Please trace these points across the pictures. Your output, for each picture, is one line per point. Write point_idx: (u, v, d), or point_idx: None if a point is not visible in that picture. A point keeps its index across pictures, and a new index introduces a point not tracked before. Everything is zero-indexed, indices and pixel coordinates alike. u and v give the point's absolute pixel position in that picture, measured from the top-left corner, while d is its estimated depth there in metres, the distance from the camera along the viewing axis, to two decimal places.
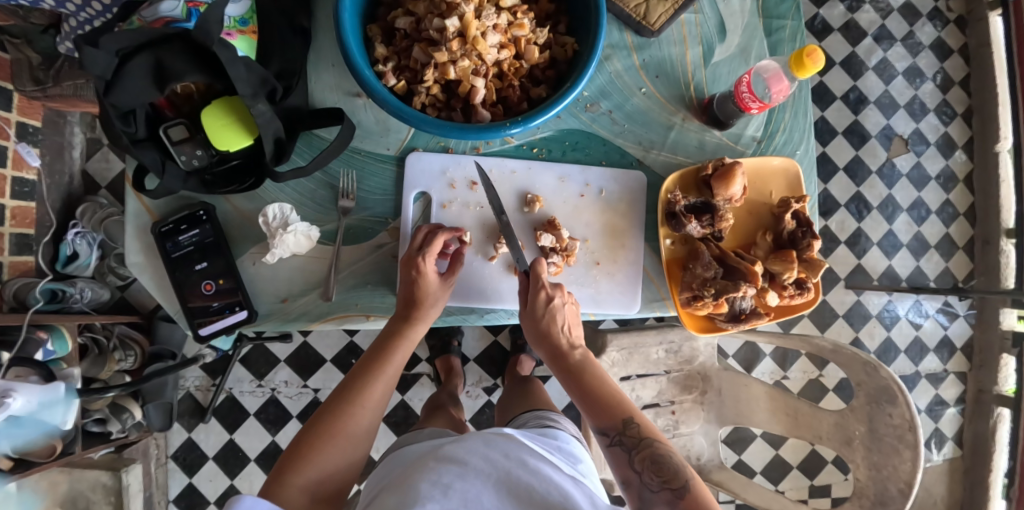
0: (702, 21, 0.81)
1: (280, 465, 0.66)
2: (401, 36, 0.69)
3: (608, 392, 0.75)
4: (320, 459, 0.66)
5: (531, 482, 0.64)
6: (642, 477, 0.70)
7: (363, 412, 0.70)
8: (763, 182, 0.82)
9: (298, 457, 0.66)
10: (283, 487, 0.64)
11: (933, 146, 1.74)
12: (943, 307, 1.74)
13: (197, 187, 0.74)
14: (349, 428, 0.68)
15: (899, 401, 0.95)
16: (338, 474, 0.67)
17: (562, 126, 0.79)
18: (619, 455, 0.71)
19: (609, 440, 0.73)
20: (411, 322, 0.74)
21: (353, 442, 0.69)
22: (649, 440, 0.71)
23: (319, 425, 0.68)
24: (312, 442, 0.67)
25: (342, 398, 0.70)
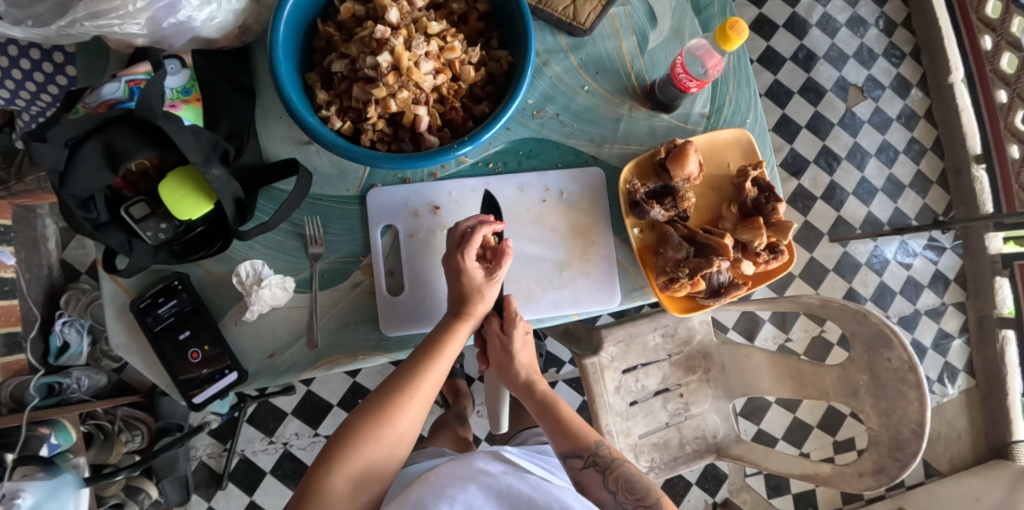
0: (631, 12, 0.83)
1: (333, 453, 0.68)
2: (339, 79, 0.71)
3: (574, 420, 0.81)
4: (372, 451, 0.69)
5: (532, 495, 0.65)
6: (616, 498, 0.74)
7: (413, 408, 0.71)
8: (718, 156, 0.83)
9: (347, 447, 0.68)
10: (329, 477, 0.67)
11: (889, 89, 1.77)
12: (929, 243, 1.74)
13: (167, 259, 0.75)
14: (398, 423, 0.70)
15: (895, 344, 0.96)
16: (382, 463, 0.70)
17: (513, 137, 0.79)
18: (591, 476, 0.76)
19: (581, 463, 0.77)
20: (463, 317, 0.75)
21: (402, 434, 0.71)
22: (619, 461, 0.77)
23: (372, 414, 0.70)
24: (362, 434, 0.69)
25: (393, 392, 0.71)
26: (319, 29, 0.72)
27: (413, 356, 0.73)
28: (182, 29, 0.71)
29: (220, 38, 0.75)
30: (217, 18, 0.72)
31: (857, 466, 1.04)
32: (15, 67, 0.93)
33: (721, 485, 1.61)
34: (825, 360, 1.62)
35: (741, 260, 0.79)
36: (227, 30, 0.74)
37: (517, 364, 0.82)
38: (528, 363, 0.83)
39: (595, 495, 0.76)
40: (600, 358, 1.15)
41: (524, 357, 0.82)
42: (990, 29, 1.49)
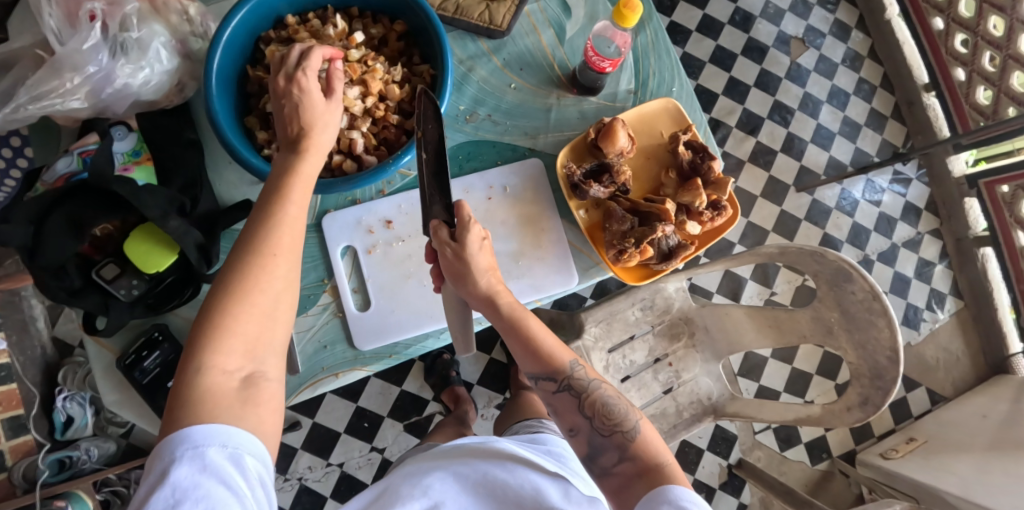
0: (544, 7, 0.87)
1: (200, 345, 0.55)
2: (275, 118, 0.75)
3: (546, 340, 0.74)
4: (247, 325, 0.57)
5: (504, 482, 0.72)
6: (590, 423, 0.72)
7: (278, 265, 0.59)
8: (650, 127, 0.87)
9: (211, 334, 0.55)
10: (204, 375, 0.54)
11: (830, 36, 1.80)
12: (895, 177, 1.77)
13: (144, 313, 0.78)
14: (267, 285, 0.58)
15: (856, 277, 1.00)
16: (263, 340, 0.58)
17: (450, 143, 0.83)
18: (565, 400, 0.73)
19: (555, 386, 0.73)
20: (303, 155, 0.64)
21: (276, 300, 0.59)
22: (595, 383, 0.74)
23: (227, 288, 0.56)
24: (225, 310, 0.56)
25: (244, 256, 0.58)
26: (251, 74, 0.76)
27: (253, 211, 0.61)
28: (121, 96, 0.75)
29: (160, 98, 0.78)
30: (153, 81, 0.75)
31: (845, 401, 1.07)
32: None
33: (733, 447, 1.62)
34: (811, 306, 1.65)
35: (686, 222, 0.82)
36: (164, 91, 0.77)
37: (477, 274, 0.72)
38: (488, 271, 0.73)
39: (569, 419, 0.73)
40: (583, 340, 1.18)
41: (483, 263, 0.73)
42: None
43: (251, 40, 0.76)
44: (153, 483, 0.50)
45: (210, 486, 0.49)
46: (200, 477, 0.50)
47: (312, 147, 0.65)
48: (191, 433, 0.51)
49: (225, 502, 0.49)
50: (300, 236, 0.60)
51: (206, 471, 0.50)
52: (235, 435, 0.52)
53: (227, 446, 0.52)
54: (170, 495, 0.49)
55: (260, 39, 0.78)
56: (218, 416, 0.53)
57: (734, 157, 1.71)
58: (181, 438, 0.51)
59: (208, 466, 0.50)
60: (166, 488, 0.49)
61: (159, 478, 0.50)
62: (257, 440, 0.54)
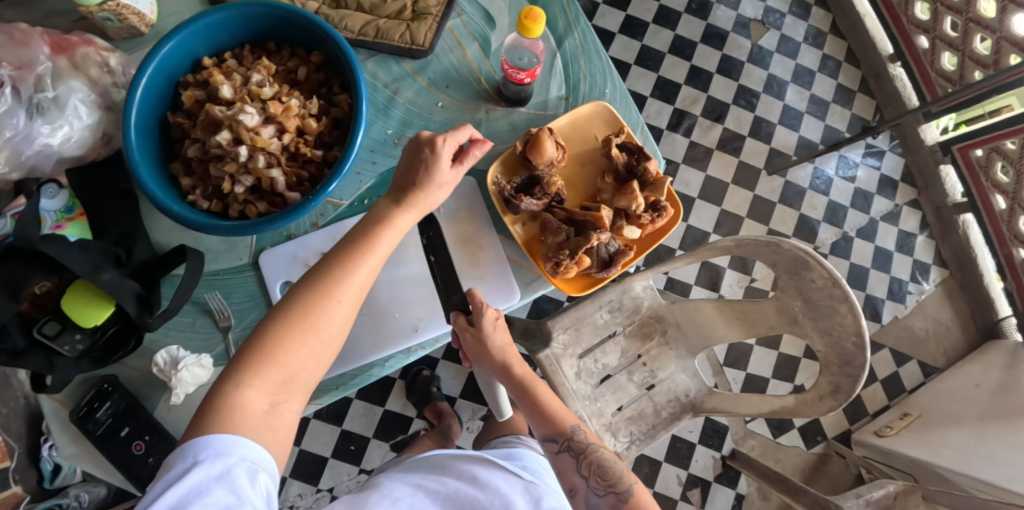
0: (467, 20, 0.86)
1: (249, 362, 0.60)
2: (197, 163, 0.74)
3: (552, 406, 0.91)
4: (296, 358, 0.62)
5: (475, 495, 0.77)
6: (587, 481, 0.86)
7: (337, 312, 0.65)
8: (583, 132, 0.86)
9: (261, 355, 0.60)
10: (242, 391, 0.59)
11: (790, 15, 1.79)
12: (868, 151, 1.75)
13: (90, 366, 0.78)
14: (323, 328, 0.63)
15: (813, 265, 0.99)
16: (305, 372, 0.63)
17: (380, 169, 0.82)
18: (566, 460, 0.88)
19: (557, 447, 0.89)
20: (400, 209, 0.71)
21: (327, 341, 0.64)
22: (593, 446, 0.88)
23: (291, 314, 0.63)
24: (282, 338, 0.62)
25: (317, 293, 0.64)
26: (172, 121, 0.76)
27: (338, 251, 0.67)
28: (46, 155, 0.75)
29: (86, 152, 0.78)
30: (75, 137, 0.76)
31: (816, 390, 1.06)
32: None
33: (725, 438, 1.61)
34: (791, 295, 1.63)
35: (623, 228, 0.82)
36: (89, 145, 0.77)
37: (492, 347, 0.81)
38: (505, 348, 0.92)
39: (570, 479, 0.87)
40: (551, 349, 1.18)
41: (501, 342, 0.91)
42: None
43: (170, 87, 0.76)
44: (167, 483, 0.54)
45: (222, 494, 0.54)
46: (212, 484, 0.54)
47: (411, 205, 0.72)
48: (210, 439, 0.56)
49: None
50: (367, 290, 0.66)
51: (220, 480, 0.54)
52: (250, 449, 0.57)
53: (246, 458, 0.56)
54: (183, 497, 0.53)
55: (179, 84, 0.77)
56: (238, 428, 0.57)
57: (702, 146, 1.69)
58: (200, 445, 0.55)
59: (225, 475, 0.55)
60: (180, 490, 0.53)
61: (175, 479, 0.54)
62: (272, 455, 0.59)
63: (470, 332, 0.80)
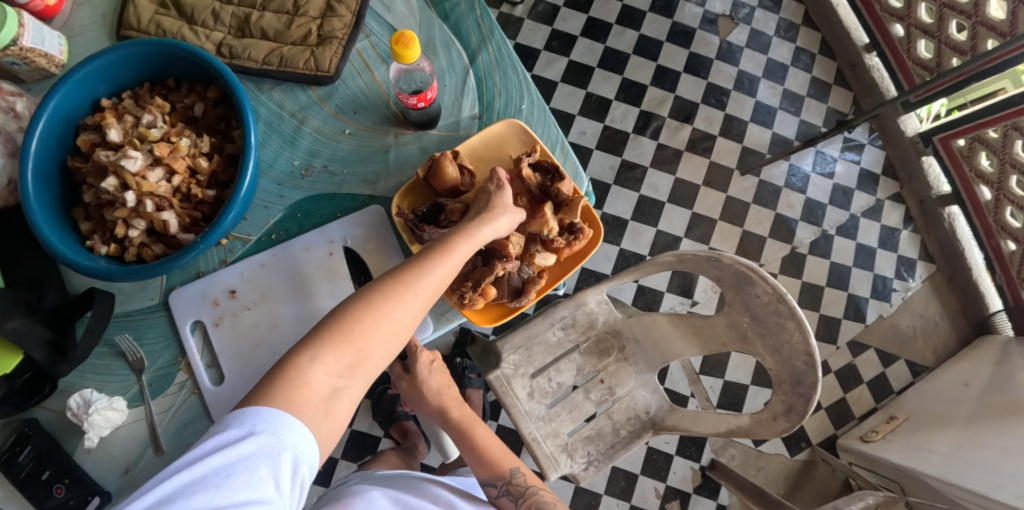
0: (376, 42, 0.85)
1: (324, 336, 0.62)
2: (94, 208, 0.75)
3: (494, 447, 0.85)
4: (367, 343, 0.63)
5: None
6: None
7: (412, 307, 0.66)
8: (496, 153, 0.83)
9: (333, 333, 0.62)
10: (308, 366, 0.60)
11: (760, 8, 1.74)
12: (846, 145, 1.69)
13: (9, 411, 0.77)
14: (397, 318, 0.64)
15: (756, 281, 0.94)
16: (372, 357, 0.63)
17: (288, 202, 0.81)
18: (506, 504, 0.80)
19: (497, 491, 0.81)
20: (479, 222, 0.72)
21: (398, 330, 0.65)
22: (533, 489, 0.81)
23: (366, 300, 0.64)
24: (361, 320, 0.63)
25: (399, 283, 0.65)
26: (70, 165, 0.76)
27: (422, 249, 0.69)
28: None
29: None
30: None
31: (770, 410, 1.02)
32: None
33: (703, 448, 1.57)
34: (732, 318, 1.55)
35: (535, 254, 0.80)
36: None
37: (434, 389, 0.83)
38: (441, 391, 0.90)
39: None
40: (501, 370, 1.16)
41: (436, 385, 0.89)
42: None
43: (67, 131, 0.75)
44: (214, 445, 0.54)
45: (266, 476, 0.54)
46: (259, 462, 0.54)
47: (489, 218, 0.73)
48: (262, 411, 0.56)
49: (269, 494, 0.54)
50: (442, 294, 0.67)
51: (267, 459, 0.55)
52: (302, 437, 0.57)
53: (296, 447, 0.56)
54: (230, 465, 0.54)
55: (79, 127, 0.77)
56: (303, 416, 0.58)
57: (671, 148, 1.65)
58: (257, 414, 0.56)
59: (273, 453, 0.55)
60: (229, 456, 0.54)
61: (228, 442, 0.55)
62: (319, 448, 0.59)
63: None
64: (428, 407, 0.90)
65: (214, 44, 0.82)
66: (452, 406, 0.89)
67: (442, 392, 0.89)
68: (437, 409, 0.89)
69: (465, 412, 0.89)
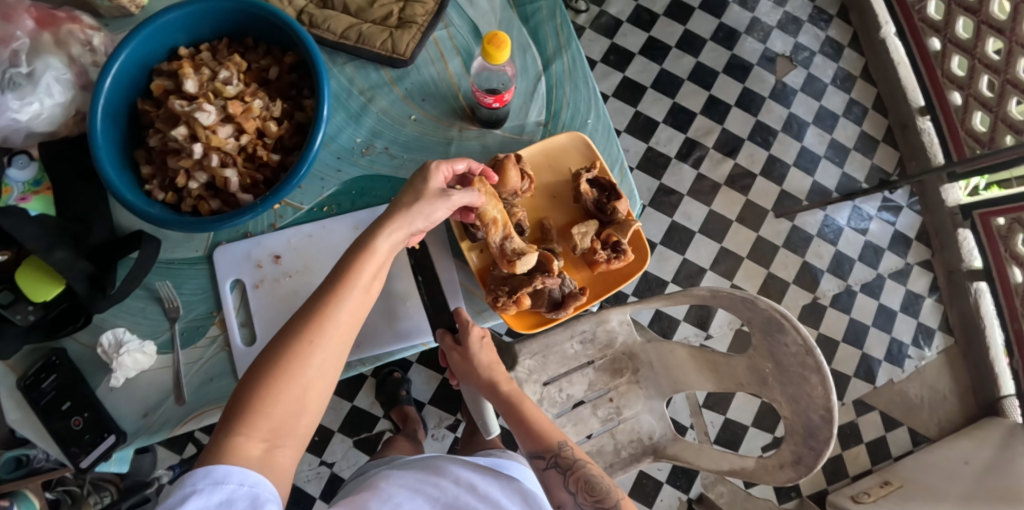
0: (454, 34, 0.85)
1: (238, 407, 0.57)
2: (157, 154, 0.75)
3: (541, 422, 0.83)
4: (286, 400, 0.58)
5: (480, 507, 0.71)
6: (574, 497, 0.77)
7: (324, 345, 0.60)
8: (556, 162, 0.84)
9: (246, 403, 0.57)
10: (232, 441, 0.55)
11: (820, 54, 1.73)
12: (884, 204, 1.69)
13: (40, 337, 0.79)
14: (309, 362, 0.59)
15: (788, 329, 0.94)
16: (297, 412, 0.59)
17: (344, 177, 0.81)
18: (553, 477, 0.78)
19: (544, 463, 0.80)
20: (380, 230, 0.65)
21: (318, 374, 0.60)
22: (581, 461, 0.79)
23: (272, 358, 0.59)
24: (259, 388, 0.57)
25: (292, 334, 0.60)
26: (140, 108, 0.76)
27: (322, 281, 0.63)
28: (14, 128, 0.75)
29: (57, 129, 0.79)
30: (44, 114, 0.76)
31: (777, 458, 1.02)
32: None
33: (694, 481, 1.58)
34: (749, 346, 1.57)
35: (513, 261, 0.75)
36: (59, 122, 0.78)
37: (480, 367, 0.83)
38: (491, 366, 0.85)
39: (558, 496, 0.78)
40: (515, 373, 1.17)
41: (486, 360, 0.85)
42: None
43: (142, 73, 0.76)
44: None
45: None
46: None
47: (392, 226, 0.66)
48: (201, 470, 0.53)
49: None
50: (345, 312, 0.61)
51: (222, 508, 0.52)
52: (255, 480, 0.54)
53: (242, 487, 0.53)
54: None
55: (153, 71, 0.77)
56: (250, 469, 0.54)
57: (709, 180, 1.65)
58: (202, 473, 0.53)
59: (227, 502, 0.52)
60: None
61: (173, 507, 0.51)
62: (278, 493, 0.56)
63: (459, 348, 0.82)
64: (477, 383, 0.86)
65: (295, 10, 0.83)
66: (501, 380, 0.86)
67: (491, 367, 0.86)
68: (484, 385, 0.86)
69: (513, 386, 0.86)
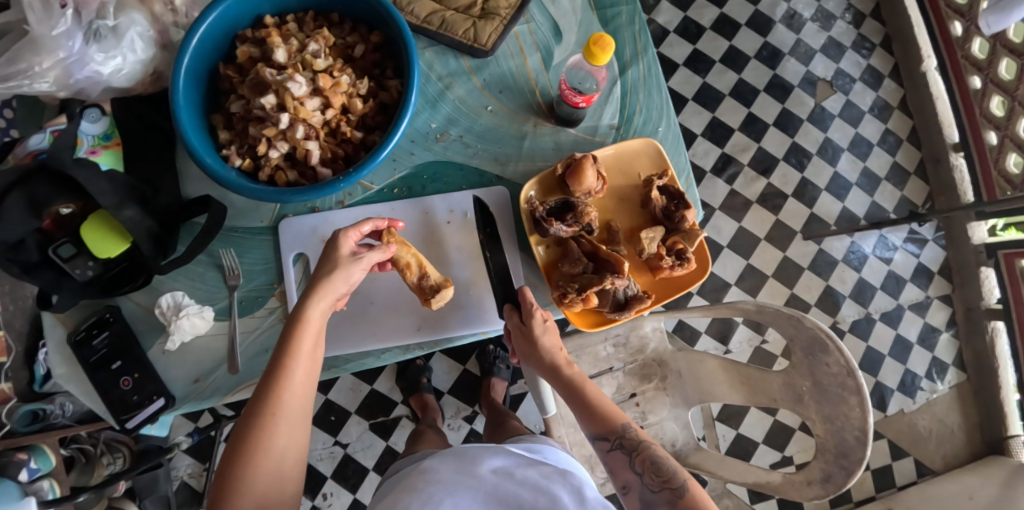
0: (535, 29, 0.85)
1: (222, 495, 0.62)
2: (237, 119, 0.74)
3: (604, 402, 0.79)
4: (263, 477, 0.63)
5: (520, 491, 0.75)
6: (642, 479, 0.74)
7: (285, 419, 0.65)
8: (627, 167, 0.84)
9: (227, 488, 0.62)
10: None
11: (860, 82, 1.74)
12: (909, 236, 1.71)
13: (96, 294, 0.79)
14: (273, 439, 0.64)
15: (832, 349, 0.96)
16: (277, 483, 0.65)
17: (417, 161, 0.82)
18: (618, 458, 0.75)
19: (608, 445, 0.76)
20: (310, 301, 0.69)
21: (287, 446, 0.65)
22: (647, 442, 0.76)
23: (239, 442, 0.63)
24: (237, 471, 0.62)
25: (253, 414, 0.64)
26: (221, 72, 0.76)
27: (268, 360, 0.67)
28: (94, 81, 0.75)
29: (134, 86, 0.79)
30: (125, 69, 0.76)
31: (806, 474, 1.03)
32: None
33: None
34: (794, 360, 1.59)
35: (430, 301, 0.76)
36: (138, 79, 0.78)
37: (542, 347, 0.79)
38: (555, 346, 0.80)
39: (622, 477, 0.75)
40: None
41: (549, 341, 0.80)
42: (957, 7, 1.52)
43: (226, 37, 0.75)
44: None
45: None
46: None
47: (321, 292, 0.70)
48: None
49: None
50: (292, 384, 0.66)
51: None
52: None
53: None
54: None
55: (237, 37, 0.76)
56: None
57: (742, 196, 1.66)
58: None
59: None
60: None
61: None
62: None
63: (518, 329, 0.79)
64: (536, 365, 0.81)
65: None
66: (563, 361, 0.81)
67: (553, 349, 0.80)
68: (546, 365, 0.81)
69: (577, 369, 0.80)
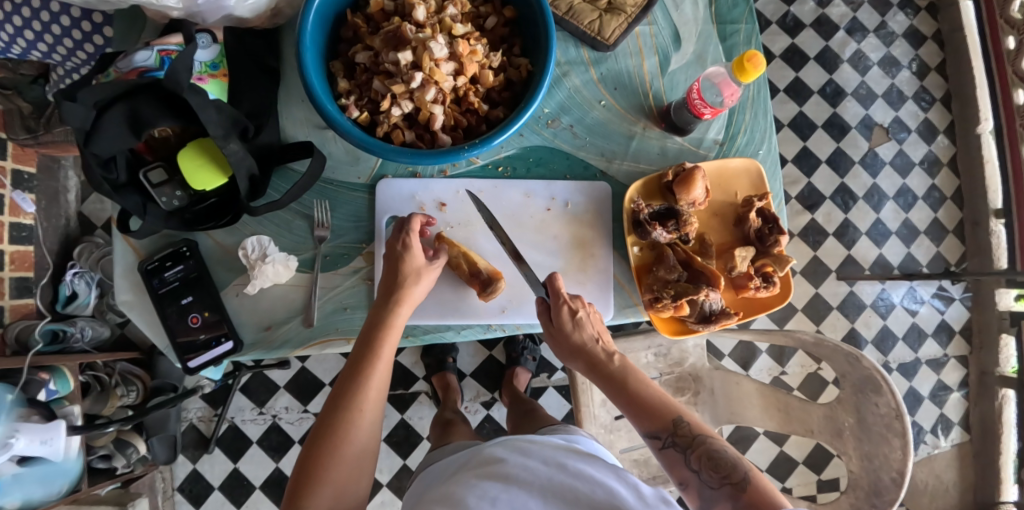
0: (656, 32, 0.84)
1: (298, 488, 0.64)
2: (361, 70, 0.73)
3: (652, 396, 0.77)
4: (342, 470, 0.66)
5: (574, 484, 0.70)
6: (700, 476, 0.71)
7: (368, 416, 0.68)
8: (727, 184, 0.84)
9: (309, 479, 0.64)
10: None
11: (914, 133, 1.75)
12: (937, 292, 1.73)
13: (178, 226, 0.76)
14: (354, 435, 0.67)
15: (884, 390, 0.96)
16: (351, 478, 0.67)
17: (524, 143, 0.82)
18: (673, 456, 0.72)
19: (661, 442, 0.73)
20: (395, 307, 0.73)
21: (364, 443, 0.68)
22: (703, 436, 0.73)
23: (323, 435, 0.66)
24: (322, 462, 0.65)
25: (340, 410, 0.67)
26: (347, 20, 0.74)
27: (347, 363, 0.70)
28: (216, 7, 0.73)
29: (253, 18, 0.77)
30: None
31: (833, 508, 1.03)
32: (26, 29, 0.87)
33: None
34: (816, 397, 1.60)
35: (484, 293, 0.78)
36: (259, 12, 0.76)
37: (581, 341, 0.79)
38: (594, 333, 0.79)
39: (678, 473, 0.72)
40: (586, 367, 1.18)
41: (589, 334, 0.79)
42: (1011, 26, 1.22)
43: None
44: None
45: None
46: None
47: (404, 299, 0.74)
48: None
49: None
50: (378, 385, 0.70)
51: None
52: None
53: None
54: None
55: None
56: None
57: None
58: None
59: None
60: None
61: None
62: None
63: (552, 330, 0.79)
64: (580, 361, 0.81)
65: None
66: (607, 355, 0.80)
67: (592, 343, 0.79)
68: (590, 360, 0.80)
69: (622, 361, 0.79)
